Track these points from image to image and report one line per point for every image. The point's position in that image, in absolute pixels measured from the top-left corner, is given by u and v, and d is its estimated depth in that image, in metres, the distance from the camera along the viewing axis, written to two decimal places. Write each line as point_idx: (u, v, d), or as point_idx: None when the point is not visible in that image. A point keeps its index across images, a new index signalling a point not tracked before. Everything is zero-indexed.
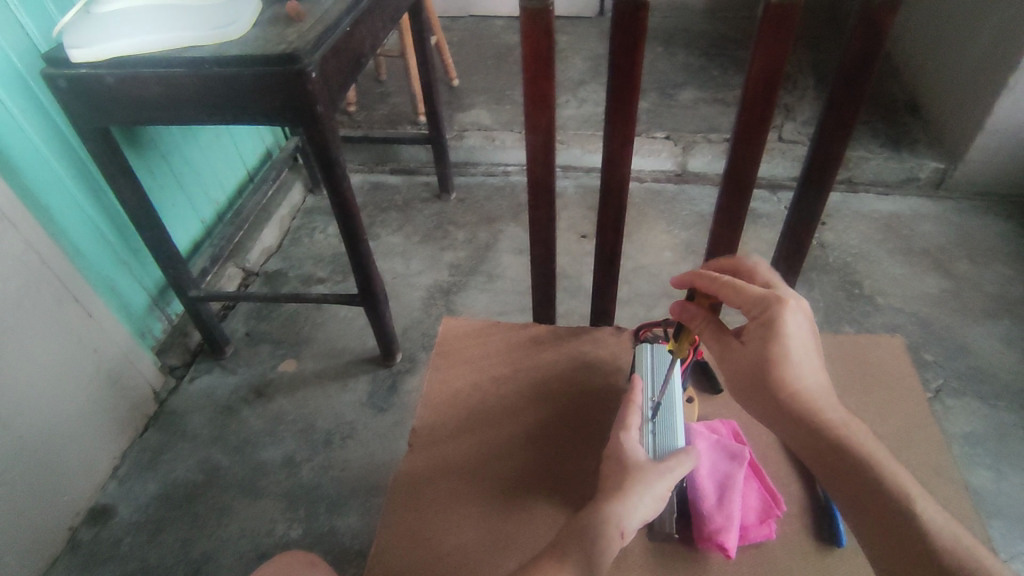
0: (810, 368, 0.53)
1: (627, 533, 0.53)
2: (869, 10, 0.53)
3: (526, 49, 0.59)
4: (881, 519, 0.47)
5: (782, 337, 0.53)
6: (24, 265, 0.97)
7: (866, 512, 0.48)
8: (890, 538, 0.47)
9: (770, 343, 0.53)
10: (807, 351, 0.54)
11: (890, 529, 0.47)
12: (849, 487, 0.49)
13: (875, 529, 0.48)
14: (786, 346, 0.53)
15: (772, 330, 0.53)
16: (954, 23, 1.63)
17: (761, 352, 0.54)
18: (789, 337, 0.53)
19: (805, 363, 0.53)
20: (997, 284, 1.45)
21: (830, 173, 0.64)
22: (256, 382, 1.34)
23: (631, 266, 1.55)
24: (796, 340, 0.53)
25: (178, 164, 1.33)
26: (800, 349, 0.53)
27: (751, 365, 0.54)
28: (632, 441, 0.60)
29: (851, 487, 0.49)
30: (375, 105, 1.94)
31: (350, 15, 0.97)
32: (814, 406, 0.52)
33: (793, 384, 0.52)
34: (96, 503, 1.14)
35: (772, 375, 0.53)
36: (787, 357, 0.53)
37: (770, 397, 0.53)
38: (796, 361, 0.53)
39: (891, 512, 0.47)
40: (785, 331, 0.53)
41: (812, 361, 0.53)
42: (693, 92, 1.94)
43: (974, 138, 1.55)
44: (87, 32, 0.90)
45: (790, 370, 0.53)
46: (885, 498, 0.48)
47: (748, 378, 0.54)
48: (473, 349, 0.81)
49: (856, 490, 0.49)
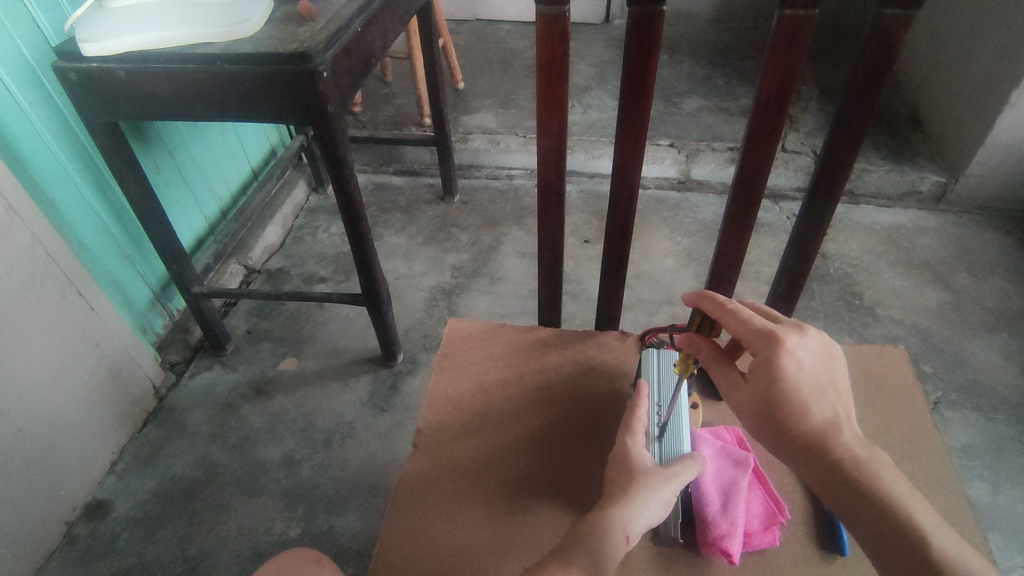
0: (823, 399, 0.52)
1: (632, 537, 0.52)
2: (882, 23, 0.53)
3: (541, 54, 0.59)
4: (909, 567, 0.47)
5: (785, 373, 0.52)
6: (28, 257, 0.97)
7: (887, 548, 0.48)
8: None
9: (776, 379, 0.52)
10: (820, 381, 0.52)
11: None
12: (871, 527, 0.49)
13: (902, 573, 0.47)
14: (794, 380, 0.52)
15: (773, 364, 0.52)
16: (958, 38, 1.65)
17: (767, 387, 0.53)
18: (798, 369, 0.52)
19: (817, 396, 0.52)
20: (996, 298, 1.46)
21: (838, 184, 0.64)
22: (256, 380, 1.34)
23: (633, 273, 1.55)
24: (807, 372, 0.52)
25: (183, 159, 1.33)
26: (808, 380, 0.52)
27: (759, 401, 0.53)
28: (638, 446, 0.60)
29: (875, 528, 0.48)
30: (381, 106, 1.95)
31: (362, 15, 0.97)
32: (832, 442, 0.51)
33: (808, 419, 0.52)
34: (93, 498, 1.13)
35: (783, 411, 0.52)
36: (797, 389, 0.52)
37: (788, 432, 0.52)
38: (804, 396, 0.52)
39: (915, 558, 0.46)
40: (787, 366, 0.52)
41: (826, 391, 0.52)
42: (697, 101, 1.96)
43: (975, 154, 1.56)
44: (100, 27, 0.90)
45: (804, 404, 0.52)
46: (909, 542, 0.47)
47: (760, 414, 0.54)
48: (478, 351, 0.81)
49: (879, 531, 0.48)
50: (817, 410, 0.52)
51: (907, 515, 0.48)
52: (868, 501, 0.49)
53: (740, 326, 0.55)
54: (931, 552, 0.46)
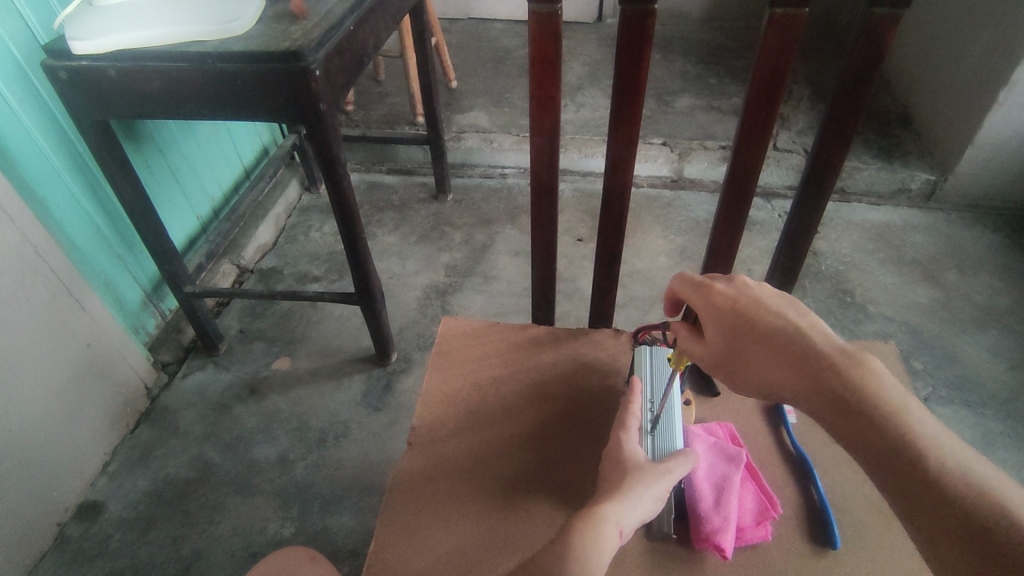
0: (783, 314, 0.53)
1: (625, 532, 0.53)
2: (870, 23, 0.54)
3: (534, 52, 0.59)
4: (904, 478, 0.44)
5: (723, 305, 0.55)
6: (19, 257, 0.96)
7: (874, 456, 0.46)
8: (908, 490, 0.44)
9: (719, 313, 0.56)
10: (769, 303, 0.54)
11: (910, 487, 0.44)
12: (857, 434, 0.47)
13: (891, 477, 0.45)
14: (739, 309, 0.55)
15: (712, 304, 0.56)
16: (948, 37, 1.66)
17: (719, 324, 0.56)
18: (736, 301, 0.55)
19: (770, 313, 0.54)
20: (984, 295, 1.47)
21: (829, 180, 0.64)
22: (249, 379, 1.33)
23: (626, 270, 1.56)
24: (752, 296, 0.55)
25: (175, 158, 1.32)
26: (763, 304, 0.54)
27: (723, 339, 0.55)
28: (632, 443, 0.61)
29: (866, 438, 0.47)
30: (373, 105, 1.95)
31: (354, 14, 0.97)
32: (800, 346, 0.51)
33: (768, 335, 0.53)
34: (85, 500, 1.13)
35: (739, 342, 0.54)
36: (746, 317, 0.54)
37: (752, 359, 0.54)
38: (759, 315, 0.54)
39: (906, 466, 0.44)
40: (724, 299, 0.56)
41: (781, 309, 0.54)
42: (690, 99, 1.96)
43: (964, 152, 1.58)
44: (91, 25, 0.90)
45: (757, 324, 0.54)
46: (903, 451, 0.45)
47: (728, 352, 0.55)
48: (472, 349, 0.81)
49: (869, 443, 0.47)
50: (775, 328, 0.53)
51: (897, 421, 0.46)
52: (848, 411, 0.48)
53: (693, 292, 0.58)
54: (929, 457, 0.44)
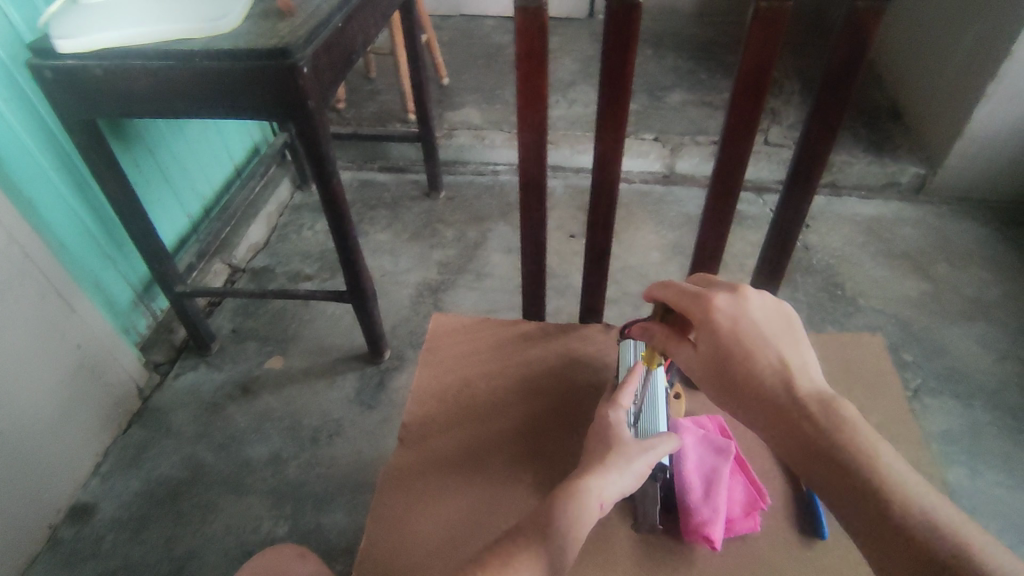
0: (775, 346, 0.53)
1: (606, 505, 0.54)
2: (854, 15, 0.54)
3: (519, 47, 0.59)
4: (872, 518, 0.46)
5: (717, 324, 0.54)
6: (6, 257, 0.96)
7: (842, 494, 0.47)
8: (875, 530, 0.45)
9: (713, 332, 0.54)
10: (762, 330, 0.54)
11: (875, 526, 0.45)
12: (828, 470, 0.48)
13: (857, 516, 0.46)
14: (733, 333, 0.54)
15: (707, 323, 0.55)
16: (937, 30, 1.66)
17: (712, 345, 0.54)
18: (732, 325, 0.54)
19: (763, 342, 0.53)
20: (974, 287, 1.48)
21: (815, 174, 0.65)
22: (241, 379, 1.33)
23: (619, 266, 1.56)
24: (741, 321, 0.54)
25: (165, 157, 1.32)
26: (757, 330, 0.54)
27: (711, 361, 0.54)
28: (620, 419, 0.61)
29: (836, 477, 0.48)
30: (365, 102, 1.94)
31: (342, 11, 0.97)
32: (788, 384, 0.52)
33: (756, 366, 0.52)
34: (77, 500, 1.12)
35: (724, 366, 0.54)
36: (740, 341, 0.53)
37: (738, 385, 0.53)
38: (752, 343, 0.53)
39: (879, 512, 0.45)
40: (719, 320, 0.54)
41: (770, 338, 0.53)
42: (681, 95, 1.96)
43: (953, 145, 1.58)
44: (77, 23, 0.89)
45: (749, 352, 0.53)
46: (874, 495, 0.46)
47: (714, 376, 0.55)
48: (462, 346, 0.81)
49: (840, 481, 0.48)
50: (765, 360, 0.53)
51: (878, 473, 0.47)
52: (821, 450, 0.49)
53: (689, 302, 0.56)
54: (895, 504, 0.45)
